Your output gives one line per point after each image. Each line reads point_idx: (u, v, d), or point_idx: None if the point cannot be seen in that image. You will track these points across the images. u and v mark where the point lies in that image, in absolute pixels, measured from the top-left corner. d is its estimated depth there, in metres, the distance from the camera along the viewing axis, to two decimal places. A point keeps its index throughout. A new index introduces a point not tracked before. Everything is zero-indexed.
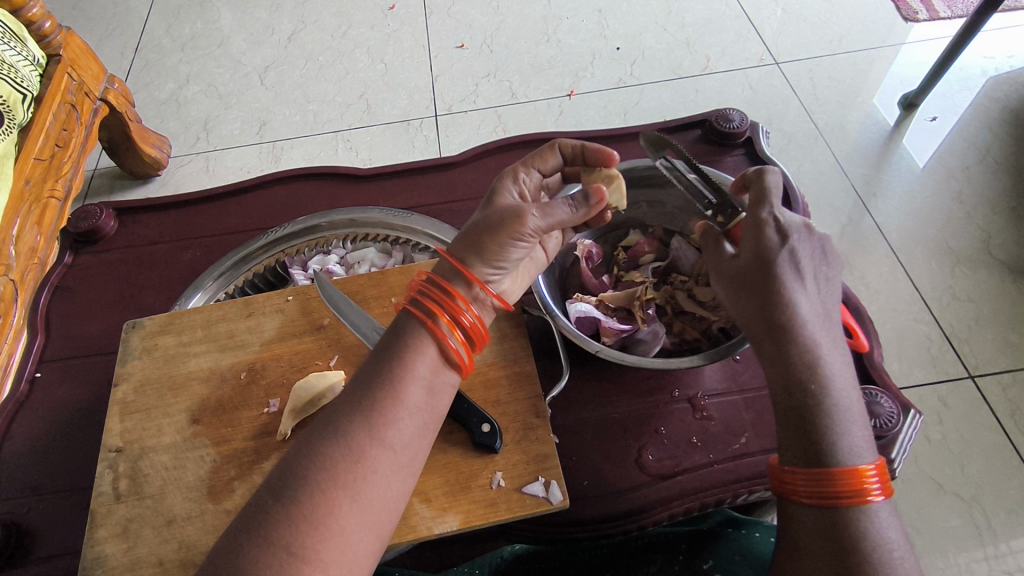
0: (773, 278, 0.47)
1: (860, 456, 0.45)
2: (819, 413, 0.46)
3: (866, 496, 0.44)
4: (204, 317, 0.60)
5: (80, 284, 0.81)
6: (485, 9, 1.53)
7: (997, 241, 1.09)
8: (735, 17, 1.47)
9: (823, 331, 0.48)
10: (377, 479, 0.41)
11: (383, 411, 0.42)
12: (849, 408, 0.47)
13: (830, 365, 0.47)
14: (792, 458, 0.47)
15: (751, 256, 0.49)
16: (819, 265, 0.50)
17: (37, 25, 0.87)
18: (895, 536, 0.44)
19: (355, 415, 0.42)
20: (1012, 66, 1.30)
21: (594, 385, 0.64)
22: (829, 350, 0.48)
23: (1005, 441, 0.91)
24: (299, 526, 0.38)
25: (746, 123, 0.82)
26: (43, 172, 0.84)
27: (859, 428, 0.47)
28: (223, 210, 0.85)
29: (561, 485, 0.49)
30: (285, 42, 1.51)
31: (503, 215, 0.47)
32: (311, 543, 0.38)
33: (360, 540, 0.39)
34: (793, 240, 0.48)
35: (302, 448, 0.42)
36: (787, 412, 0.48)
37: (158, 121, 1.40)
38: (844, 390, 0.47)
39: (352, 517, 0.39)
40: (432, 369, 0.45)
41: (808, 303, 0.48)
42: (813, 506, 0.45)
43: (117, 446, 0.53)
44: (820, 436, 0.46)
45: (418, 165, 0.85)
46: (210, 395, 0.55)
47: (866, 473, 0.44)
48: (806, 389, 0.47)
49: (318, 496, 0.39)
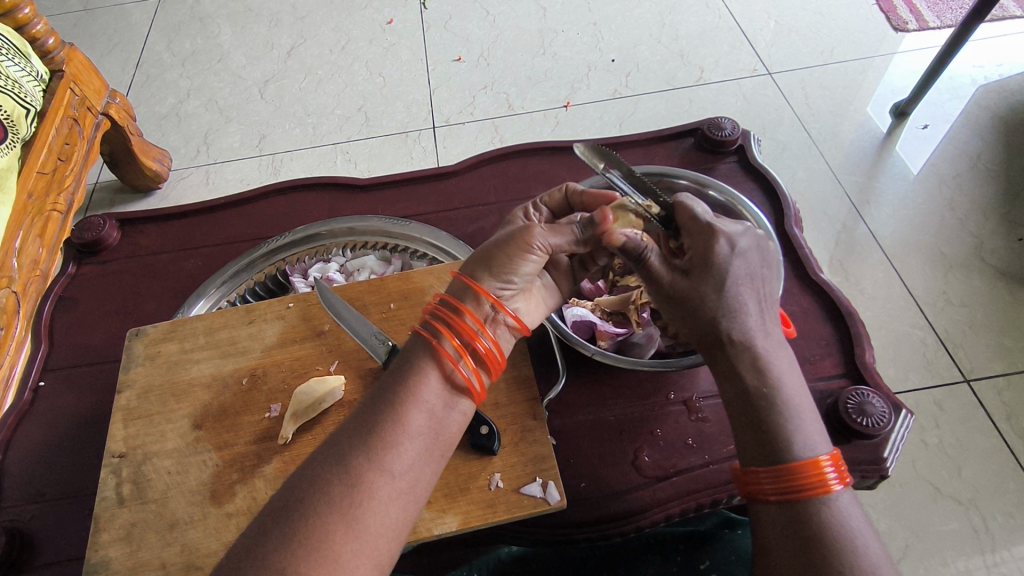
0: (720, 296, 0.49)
1: (814, 448, 0.47)
2: (772, 411, 0.48)
3: (827, 485, 0.45)
4: (205, 324, 0.61)
5: (83, 294, 0.81)
6: (481, 23, 1.55)
7: (990, 247, 1.11)
8: (728, 29, 1.49)
9: (768, 336, 0.50)
10: (376, 504, 0.41)
11: (382, 435, 0.43)
12: (800, 404, 0.49)
13: (776, 365, 0.49)
14: (749, 460, 0.49)
15: (697, 272, 0.49)
16: (760, 276, 0.51)
17: (41, 41, 0.90)
18: (859, 526, 0.45)
19: (355, 441, 0.43)
20: (1001, 74, 1.32)
21: (590, 389, 0.64)
22: (775, 350, 0.50)
23: (1001, 444, 0.91)
24: (298, 554, 0.38)
25: (738, 131, 0.83)
26: (45, 186, 0.87)
27: (811, 419, 0.49)
28: (224, 220, 0.86)
29: (558, 486, 0.49)
30: (284, 56, 1.54)
31: (514, 230, 0.50)
32: (304, 567, 0.38)
33: (357, 569, 0.39)
34: (738, 257, 0.49)
35: (304, 475, 0.42)
36: (742, 416, 0.49)
37: (159, 135, 1.42)
38: (794, 389, 0.49)
39: (349, 544, 0.39)
40: (441, 395, 0.46)
41: (753, 308, 0.50)
42: (779, 503, 0.46)
43: (121, 451, 0.53)
44: (776, 429, 0.47)
45: (415, 175, 0.87)
46: (212, 401, 0.56)
47: (821, 463, 0.46)
48: (756, 392, 0.48)
49: (315, 517, 0.39)
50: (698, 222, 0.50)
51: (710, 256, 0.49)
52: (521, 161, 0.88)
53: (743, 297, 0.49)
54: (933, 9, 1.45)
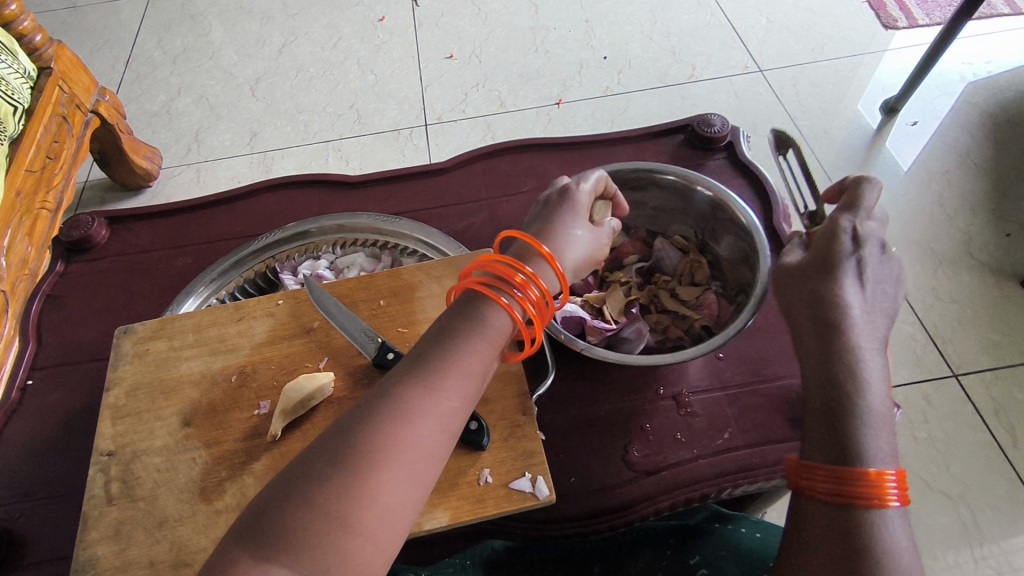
0: (832, 277, 0.50)
1: (883, 461, 0.45)
2: (850, 409, 0.46)
3: (885, 500, 0.44)
4: (195, 321, 0.60)
5: (71, 292, 0.81)
6: (473, 20, 1.55)
7: (978, 242, 1.12)
8: (719, 26, 1.49)
9: (871, 336, 0.49)
10: (422, 461, 0.42)
11: (435, 382, 0.44)
12: (879, 412, 0.47)
13: (868, 370, 0.48)
14: (814, 453, 0.47)
15: (818, 254, 0.51)
16: (885, 281, 0.51)
17: (28, 38, 0.89)
18: (907, 548, 0.43)
19: (408, 386, 0.43)
20: (990, 71, 1.33)
21: (580, 385, 0.65)
22: (871, 356, 0.48)
23: (989, 438, 0.92)
24: (354, 499, 0.39)
25: (727, 127, 0.83)
26: (34, 184, 0.86)
27: (886, 433, 0.46)
28: (214, 218, 0.85)
29: (548, 480, 0.50)
30: (276, 54, 1.53)
31: (600, 239, 0.56)
32: (355, 520, 0.39)
33: (401, 517, 0.41)
34: (865, 250, 0.51)
35: (347, 421, 0.42)
36: (819, 408, 0.48)
37: (149, 133, 1.41)
38: (878, 397, 0.47)
39: (398, 496, 0.41)
40: (498, 336, 0.47)
41: (859, 300, 0.49)
42: (830, 502, 0.45)
43: (109, 449, 0.53)
44: (851, 430, 0.46)
45: (405, 172, 0.86)
46: (201, 398, 0.55)
47: (886, 476, 0.44)
48: (838, 384, 0.48)
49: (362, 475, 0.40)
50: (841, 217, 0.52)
51: (832, 238, 0.51)
52: (511, 158, 0.87)
53: (852, 291, 0.49)
54: (922, 6, 1.46)
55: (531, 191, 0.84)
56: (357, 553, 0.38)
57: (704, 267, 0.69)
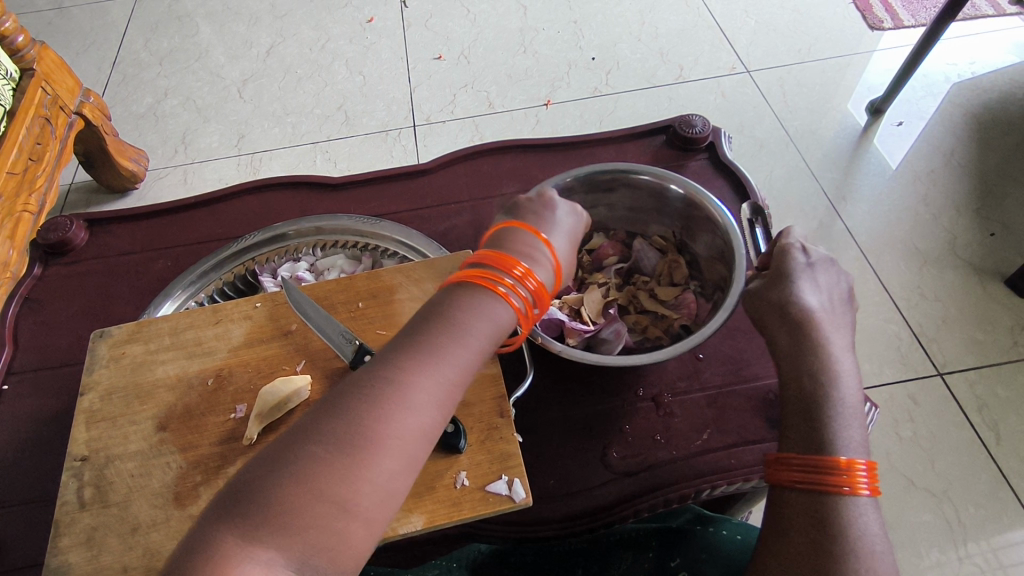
0: (789, 281, 0.56)
1: (853, 452, 0.49)
2: (823, 402, 0.51)
3: (855, 487, 0.47)
4: (171, 325, 0.60)
5: (48, 296, 0.79)
6: (462, 21, 1.55)
7: (962, 242, 1.12)
8: (707, 27, 1.50)
9: (838, 337, 0.54)
10: (410, 436, 0.41)
11: (431, 357, 0.43)
12: (850, 407, 0.51)
13: (839, 367, 0.52)
14: (790, 445, 0.51)
15: (773, 266, 0.58)
16: (837, 295, 0.57)
17: (10, 40, 0.89)
18: (876, 532, 0.46)
19: (397, 364, 0.43)
20: (974, 72, 1.34)
21: (561, 386, 0.64)
22: (842, 355, 0.53)
23: (973, 437, 0.93)
24: (344, 477, 0.39)
25: (709, 128, 0.83)
26: (15, 186, 0.88)
27: (856, 427, 0.51)
28: (195, 220, 0.85)
29: (524, 483, 0.49)
30: (263, 55, 1.52)
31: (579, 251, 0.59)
32: (342, 491, 0.38)
33: (390, 490, 0.40)
34: (812, 262, 0.57)
35: (335, 399, 0.42)
36: (796, 402, 0.52)
37: (135, 135, 1.40)
38: (849, 392, 0.52)
39: (386, 470, 0.40)
40: (497, 323, 0.46)
41: (820, 303, 0.55)
42: (805, 489, 0.48)
43: (83, 454, 0.53)
44: (824, 421, 0.50)
45: (388, 173, 0.86)
46: (177, 402, 0.55)
47: (857, 465, 0.48)
48: (812, 378, 0.52)
49: (348, 450, 0.39)
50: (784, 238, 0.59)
51: (785, 254, 0.58)
52: (494, 159, 0.87)
53: (809, 293, 0.55)
54: (908, 7, 1.47)
55: (514, 193, 0.84)
56: (347, 532, 0.38)
57: (682, 266, 0.70)
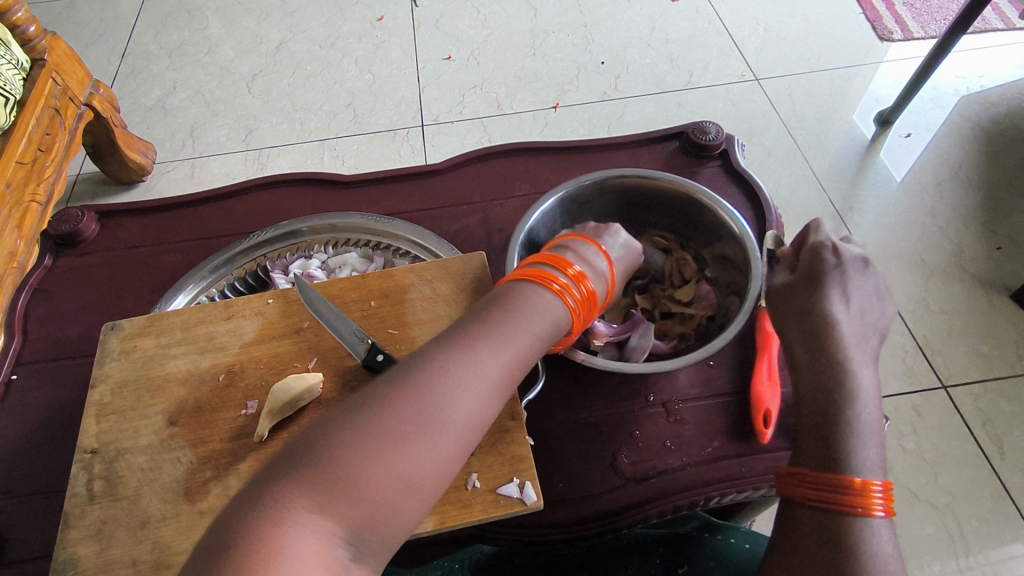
0: (819, 288, 0.55)
1: (869, 471, 0.48)
2: (839, 421, 0.50)
3: (870, 508, 0.47)
4: (183, 319, 0.60)
5: (59, 288, 0.79)
6: (472, 22, 1.55)
7: (968, 255, 1.13)
8: (717, 34, 1.50)
9: (862, 351, 0.53)
10: (467, 416, 0.44)
11: (491, 342, 0.47)
12: (869, 424, 0.50)
13: (858, 383, 0.52)
14: (807, 462, 0.51)
15: (804, 268, 0.57)
16: (868, 297, 0.56)
17: (22, 29, 0.90)
18: (889, 553, 0.46)
19: (462, 346, 0.46)
20: (983, 86, 1.34)
21: (571, 390, 0.64)
22: (863, 371, 0.52)
23: (976, 451, 0.93)
24: (407, 446, 0.41)
25: (722, 135, 0.83)
26: (24, 176, 0.89)
27: (874, 446, 0.50)
28: (206, 214, 0.85)
29: (536, 487, 0.49)
30: (272, 51, 1.52)
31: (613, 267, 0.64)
32: (404, 461, 0.41)
33: (442, 466, 0.42)
34: (845, 262, 0.56)
35: (402, 370, 0.45)
36: (812, 418, 0.52)
37: (143, 128, 1.40)
38: (869, 409, 0.51)
39: (442, 447, 0.42)
40: (553, 320, 0.51)
41: (848, 316, 0.54)
42: (821, 505, 0.48)
43: (93, 447, 0.53)
44: (840, 439, 0.50)
45: (400, 173, 0.86)
46: (188, 397, 0.55)
47: (875, 486, 0.47)
48: (830, 394, 0.51)
49: (415, 421, 0.42)
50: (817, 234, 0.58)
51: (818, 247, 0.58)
52: (506, 161, 0.87)
53: (838, 300, 0.55)
54: (918, 19, 1.47)
55: (525, 195, 0.84)
56: (400, 504, 0.40)
57: (690, 261, 0.70)
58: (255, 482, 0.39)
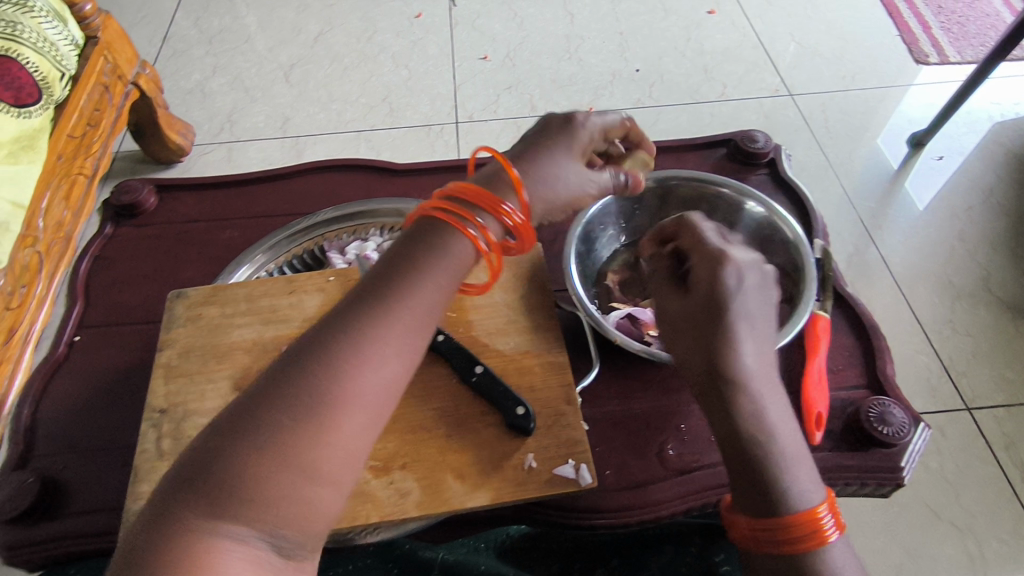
0: (721, 322, 0.50)
1: (810, 497, 0.49)
2: (765, 461, 0.49)
3: (823, 535, 0.48)
4: (247, 291, 0.62)
5: (119, 255, 0.82)
6: (509, 24, 1.57)
7: (997, 279, 1.13)
8: (752, 48, 1.52)
9: (765, 377, 0.51)
10: (366, 391, 0.41)
11: (389, 312, 0.43)
12: (794, 452, 0.51)
13: (771, 414, 0.51)
14: (744, 508, 0.50)
15: (704, 296, 0.51)
16: (767, 318, 0.53)
17: (77, 6, 0.92)
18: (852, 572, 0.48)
19: (363, 319, 0.42)
20: (1017, 113, 1.35)
21: (618, 382, 0.66)
22: (771, 398, 0.51)
23: (998, 473, 0.94)
24: (309, 440, 0.38)
25: (770, 145, 0.84)
26: (73, 150, 0.92)
27: (802, 469, 0.50)
28: (259, 194, 0.87)
29: (591, 468, 0.51)
30: (312, 42, 1.55)
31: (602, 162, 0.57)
32: (307, 453, 0.38)
33: (352, 447, 0.40)
34: (743, 288, 0.51)
35: (298, 350, 0.41)
36: (735, 459, 0.50)
37: (183, 110, 1.43)
38: (788, 435, 0.51)
39: (345, 426, 0.40)
40: (461, 262, 0.46)
41: (754, 354, 0.51)
42: (776, 555, 0.48)
43: (162, 407, 0.55)
44: (774, 477, 0.49)
45: (451, 164, 0.88)
46: (253, 365, 0.57)
47: (818, 513, 0.48)
48: (748, 433, 0.50)
49: (308, 409, 0.39)
50: (710, 247, 0.53)
51: (702, 245, 0.54)
52: None
53: (743, 331, 0.51)
54: (954, 43, 1.48)
55: None
56: (314, 497, 0.38)
57: None
58: (156, 504, 0.37)
